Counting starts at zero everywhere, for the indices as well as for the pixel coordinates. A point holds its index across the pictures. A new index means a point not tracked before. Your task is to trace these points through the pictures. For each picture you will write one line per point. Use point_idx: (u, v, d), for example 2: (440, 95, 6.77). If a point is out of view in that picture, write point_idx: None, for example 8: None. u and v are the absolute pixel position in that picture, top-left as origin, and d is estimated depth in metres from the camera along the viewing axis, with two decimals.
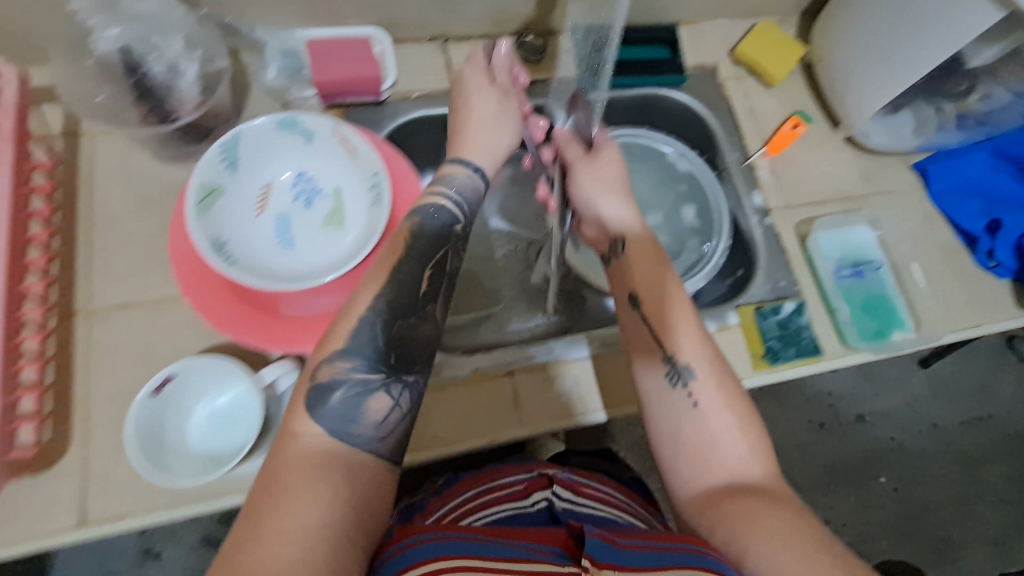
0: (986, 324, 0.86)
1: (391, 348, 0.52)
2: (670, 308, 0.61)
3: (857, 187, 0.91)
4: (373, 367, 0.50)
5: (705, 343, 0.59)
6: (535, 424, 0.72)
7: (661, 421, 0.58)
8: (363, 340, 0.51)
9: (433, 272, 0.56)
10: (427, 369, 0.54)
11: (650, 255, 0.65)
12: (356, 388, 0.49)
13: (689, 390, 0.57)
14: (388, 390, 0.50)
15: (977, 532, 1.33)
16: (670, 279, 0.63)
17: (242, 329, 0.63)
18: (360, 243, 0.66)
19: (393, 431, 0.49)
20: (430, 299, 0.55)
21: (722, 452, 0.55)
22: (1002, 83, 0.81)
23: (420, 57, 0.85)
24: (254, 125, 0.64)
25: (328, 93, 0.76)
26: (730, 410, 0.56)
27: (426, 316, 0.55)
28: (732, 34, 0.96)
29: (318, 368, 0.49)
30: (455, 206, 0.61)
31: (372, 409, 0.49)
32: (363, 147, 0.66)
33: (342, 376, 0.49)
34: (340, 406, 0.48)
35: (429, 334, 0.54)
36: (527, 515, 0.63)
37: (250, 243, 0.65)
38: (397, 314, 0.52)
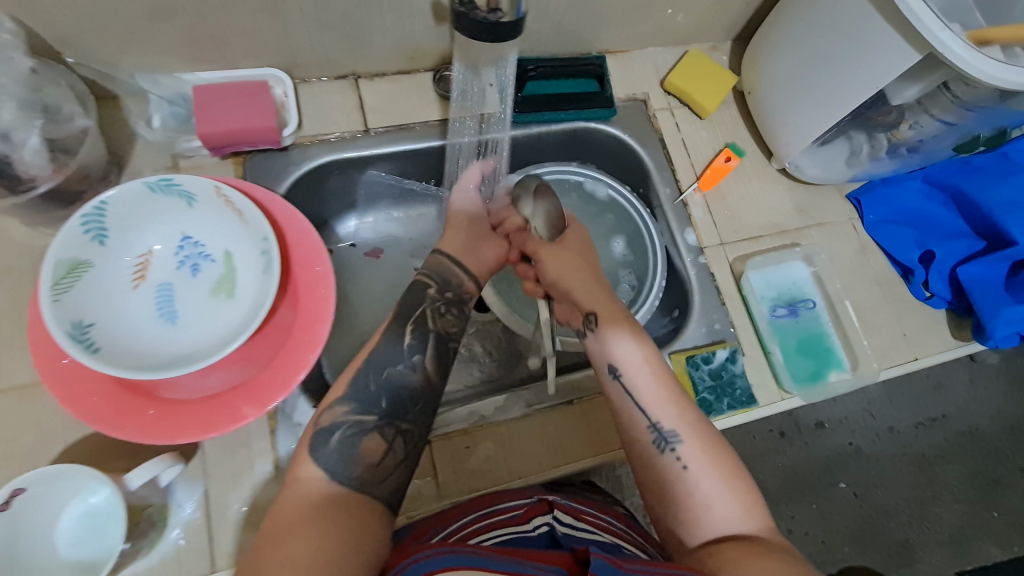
0: (923, 357, 0.84)
1: (382, 392, 0.60)
2: (648, 376, 0.62)
3: (792, 220, 0.89)
4: (368, 408, 0.58)
5: (684, 410, 0.60)
6: (453, 495, 0.68)
7: (655, 488, 0.58)
8: (359, 391, 0.59)
9: (415, 329, 0.64)
10: (424, 417, 0.61)
11: (624, 325, 0.65)
12: (352, 429, 0.57)
13: (677, 453, 0.58)
14: (382, 432, 0.58)
15: (936, 531, 1.28)
16: (648, 348, 0.64)
17: (119, 422, 0.56)
18: (249, 316, 0.60)
19: (389, 474, 0.57)
20: (417, 351, 0.63)
21: (711, 512, 0.55)
22: (930, 112, 0.74)
23: (330, 96, 0.79)
24: (121, 190, 0.57)
25: (220, 145, 0.70)
26: (715, 468, 0.57)
27: (414, 366, 0.62)
28: (663, 63, 0.92)
29: (321, 414, 0.58)
30: (433, 280, 0.69)
31: (368, 449, 0.56)
32: (250, 211, 0.60)
33: (341, 419, 0.57)
34: (339, 448, 0.55)
35: (418, 383, 0.62)
36: (529, 539, 0.56)
37: (123, 321, 0.58)
38: (384, 363, 0.61)
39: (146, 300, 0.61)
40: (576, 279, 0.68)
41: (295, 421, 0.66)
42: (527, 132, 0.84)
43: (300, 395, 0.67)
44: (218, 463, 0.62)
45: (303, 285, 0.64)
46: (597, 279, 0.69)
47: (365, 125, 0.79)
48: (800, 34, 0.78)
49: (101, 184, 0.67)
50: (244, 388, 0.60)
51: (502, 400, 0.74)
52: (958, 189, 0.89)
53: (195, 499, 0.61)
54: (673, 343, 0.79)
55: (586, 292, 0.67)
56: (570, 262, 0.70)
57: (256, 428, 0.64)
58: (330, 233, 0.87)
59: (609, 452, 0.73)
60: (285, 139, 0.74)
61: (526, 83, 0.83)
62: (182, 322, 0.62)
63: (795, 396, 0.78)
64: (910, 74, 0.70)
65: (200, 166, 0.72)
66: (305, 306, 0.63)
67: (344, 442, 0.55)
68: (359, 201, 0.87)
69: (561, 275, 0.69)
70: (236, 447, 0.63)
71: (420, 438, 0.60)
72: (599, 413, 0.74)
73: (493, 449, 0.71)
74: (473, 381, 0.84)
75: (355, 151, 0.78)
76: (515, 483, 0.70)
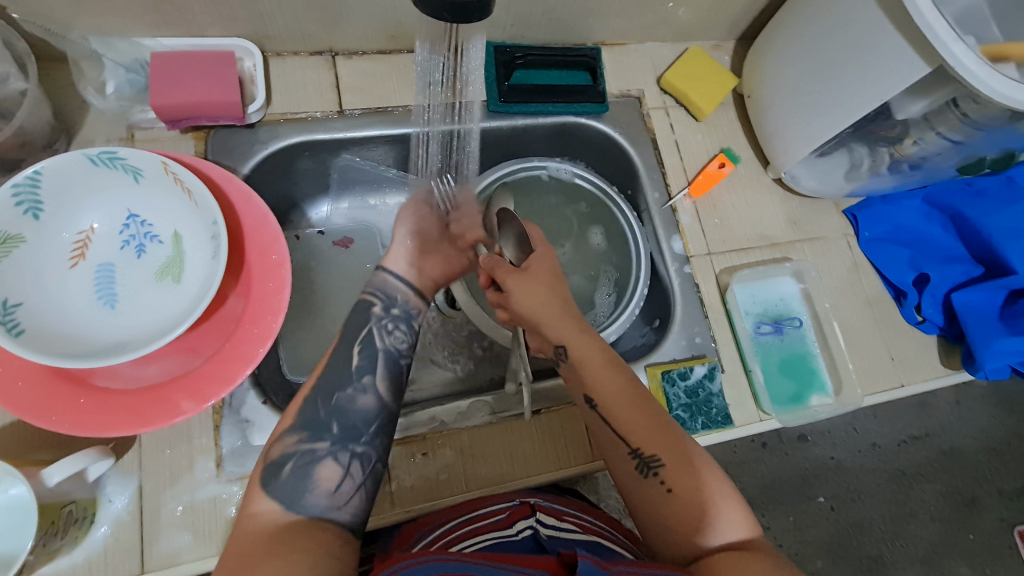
0: (909, 383, 0.81)
1: (333, 417, 0.56)
2: (625, 401, 0.59)
3: (784, 232, 0.85)
4: (318, 436, 0.54)
5: (665, 430, 0.57)
6: (405, 505, 0.64)
7: (644, 513, 0.55)
8: (308, 417, 0.55)
9: (362, 347, 0.60)
10: (380, 437, 0.57)
11: (597, 353, 0.61)
12: (304, 458, 0.53)
13: (661, 477, 0.55)
14: (336, 458, 0.54)
15: (910, 550, 1.25)
16: (622, 373, 0.60)
17: (45, 410, 0.52)
18: (194, 303, 0.56)
19: (349, 498, 0.53)
20: (367, 371, 0.59)
21: (704, 528, 0.52)
22: (937, 129, 0.70)
23: (303, 72, 0.74)
24: (58, 160, 0.52)
25: (178, 117, 0.66)
26: (703, 486, 0.54)
27: (364, 388, 0.58)
28: (661, 59, 0.88)
29: (271, 446, 0.54)
30: (377, 297, 0.64)
31: (323, 477, 0.52)
32: (199, 191, 0.56)
33: (292, 449, 0.53)
34: (291, 480, 0.51)
35: (370, 404, 0.58)
36: (512, 545, 0.53)
37: (54, 302, 0.54)
38: (334, 387, 0.57)
39: (85, 281, 0.57)
40: (547, 313, 0.62)
41: (242, 417, 0.62)
42: (512, 125, 0.80)
43: (249, 389, 0.63)
44: (155, 458, 0.59)
45: (256, 274, 0.60)
46: (569, 311, 0.63)
47: (339, 106, 0.75)
48: (807, 37, 0.73)
49: (46, 152, 0.62)
50: (183, 381, 0.56)
51: (465, 405, 0.71)
52: (958, 211, 0.85)
53: (128, 494, 0.57)
54: (650, 355, 0.75)
55: (557, 324, 0.61)
56: (538, 292, 0.62)
57: (198, 422, 0.61)
58: (299, 217, 0.82)
59: (575, 465, 0.70)
60: (251, 116, 0.70)
61: (513, 72, 0.79)
62: (122, 306, 0.57)
63: (774, 418, 0.74)
64: (917, 89, 0.66)
65: (157, 138, 0.67)
66: (256, 297, 0.59)
67: (298, 472, 0.52)
68: (331, 186, 0.82)
69: (531, 311, 0.62)
70: (176, 441, 0.60)
71: (377, 461, 0.56)
72: (568, 423, 0.71)
73: (451, 457, 0.67)
74: (440, 380, 0.80)
75: (326, 133, 0.73)
76: (472, 495, 0.66)
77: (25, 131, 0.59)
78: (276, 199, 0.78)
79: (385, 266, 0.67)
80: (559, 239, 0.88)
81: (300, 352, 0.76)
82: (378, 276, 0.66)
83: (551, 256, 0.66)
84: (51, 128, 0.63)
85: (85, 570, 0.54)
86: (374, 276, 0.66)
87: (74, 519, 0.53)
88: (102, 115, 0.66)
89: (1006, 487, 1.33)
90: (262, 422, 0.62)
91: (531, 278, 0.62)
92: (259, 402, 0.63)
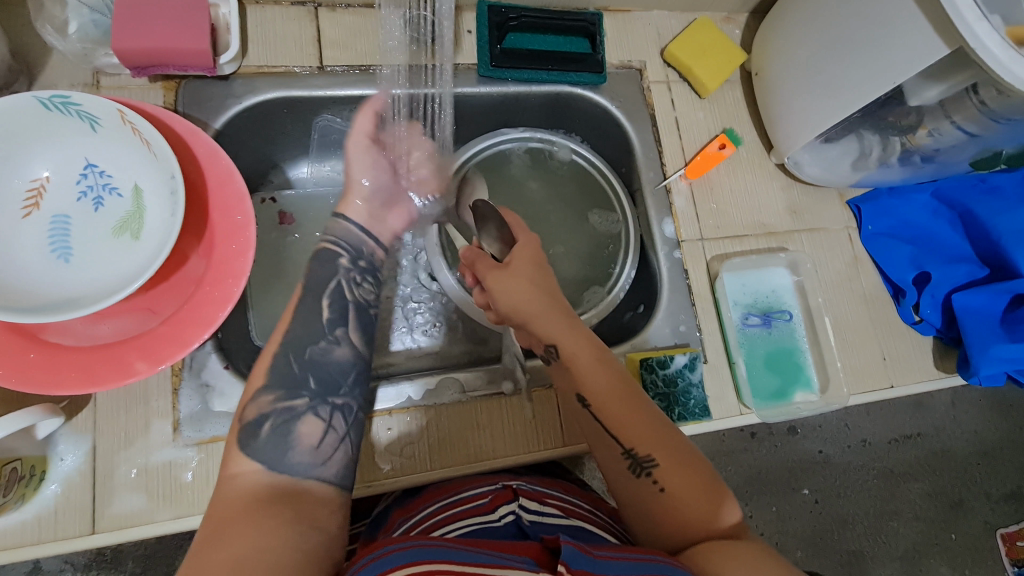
0: (899, 384, 0.78)
1: (307, 372, 0.54)
2: (617, 401, 0.56)
3: (783, 221, 0.81)
4: (294, 393, 0.52)
5: (659, 429, 0.55)
6: (366, 480, 0.63)
7: (634, 510, 0.54)
8: (281, 373, 0.53)
9: (332, 299, 0.58)
10: (359, 387, 0.56)
11: (588, 350, 0.58)
12: (282, 416, 0.51)
13: (653, 476, 0.53)
14: (316, 412, 0.52)
15: (890, 547, 1.24)
16: (616, 372, 0.58)
17: None
18: (150, 259, 0.54)
19: (333, 453, 0.51)
20: (338, 323, 0.57)
21: (695, 523, 0.51)
22: (952, 118, 0.66)
23: (284, 23, 0.70)
24: (9, 104, 0.49)
25: (143, 64, 0.62)
26: (696, 484, 0.53)
27: (338, 340, 0.56)
28: (667, 30, 0.83)
29: (245, 407, 0.51)
30: (342, 248, 0.62)
31: (304, 433, 0.51)
32: (157, 143, 0.53)
33: (268, 408, 0.51)
34: (270, 437, 0.50)
35: (345, 355, 0.56)
36: (494, 531, 0.51)
37: (5, 253, 0.52)
38: (305, 342, 0.55)
39: (39, 232, 0.54)
40: (536, 309, 0.59)
41: (202, 381, 0.60)
42: (503, 91, 0.75)
43: (211, 353, 0.62)
44: (109, 418, 0.57)
45: (219, 235, 0.57)
46: (556, 303, 0.60)
47: (321, 62, 0.71)
48: (835, 9, 0.67)
49: (3, 94, 0.59)
50: (138, 341, 0.54)
51: (434, 382, 0.68)
52: (968, 209, 0.81)
53: (80, 453, 0.56)
54: (632, 341, 0.72)
55: (546, 320, 0.59)
56: (523, 288, 0.59)
57: (156, 384, 0.59)
58: (279, 177, 0.79)
59: (545, 449, 0.68)
60: (224, 68, 0.66)
61: (507, 35, 0.75)
62: (77, 261, 0.55)
63: (754, 412, 0.72)
64: (933, 73, 0.62)
65: (124, 86, 0.64)
66: (218, 259, 0.57)
67: (277, 429, 0.50)
68: (313, 147, 0.78)
69: (517, 305, 0.59)
70: (133, 403, 0.58)
71: (358, 410, 0.55)
72: (541, 406, 0.69)
73: (416, 432, 0.66)
74: (416, 356, 0.78)
75: (305, 89, 0.69)
76: (436, 473, 0.64)
77: None
78: (254, 157, 0.75)
79: (342, 211, 0.65)
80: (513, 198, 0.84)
81: (271, 318, 0.73)
82: (337, 222, 0.64)
83: (533, 245, 0.63)
84: (8, 68, 0.60)
85: (34, 527, 0.53)
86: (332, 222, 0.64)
87: (18, 476, 0.51)
88: (65, 58, 0.63)
89: (993, 490, 1.31)
90: (222, 387, 0.60)
91: (513, 275, 0.59)
92: (220, 366, 0.62)
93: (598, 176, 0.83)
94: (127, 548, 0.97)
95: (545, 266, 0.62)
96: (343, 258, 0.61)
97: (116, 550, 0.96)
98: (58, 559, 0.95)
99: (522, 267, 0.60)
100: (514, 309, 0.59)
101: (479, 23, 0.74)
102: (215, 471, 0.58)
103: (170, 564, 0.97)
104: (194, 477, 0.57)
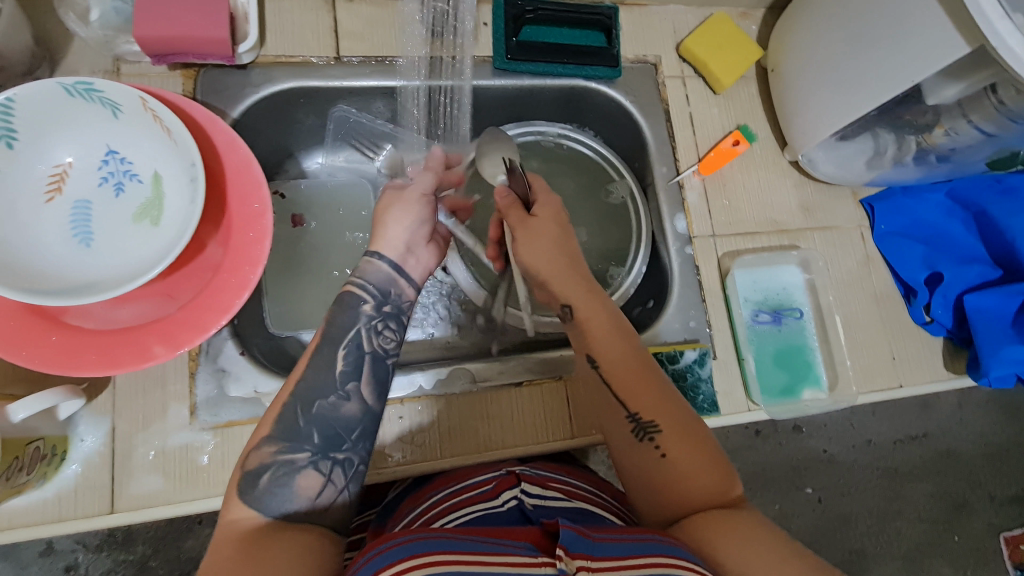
0: (909, 385, 0.78)
1: (314, 426, 0.50)
2: (627, 365, 0.57)
3: (795, 219, 0.81)
4: (298, 446, 0.49)
5: (664, 397, 0.56)
6: (376, 467, 0.64)
7: (635, 477, 0.54)
8: (286, 426, 0.50)
9: (349, 351, 0.54)
10: (364, 442, 0.52)
11: (603, 315, 0.59)
12: (283, 469, 0.48)
13: (656, 441, 0.54)
14: (317, 467, 0.49)
15: (893, 547, 1.25)
16: (627, 339, 0.59)
17: (16, 345, 0.51)
18: (170, 246, 0.54)
19: (332, 502, 0.49)
20: (351, 377, 0.53)
21: (693, 490, 0.52)
22: (970, 117, 0.65)
23: (301, 13, 0.71)
24: (34, 89, 0.50)
25: (163, 52, 0.63)
26: (697, 452, 0.53)
27: (349, 395, 0.53)
28: (683, 25, 0.83)
29: (246, 456, 0.49)
30: (370, 294, 0.57)
31: (303, 486, 0.48)
32: (179, 132, 0.54)
33: (269, 460, 0.48)
34: (269, 489, 0.47)
35: (354, 411, 0.52)
36: (496, 516, 0.51)
37: (29, 237, 0.53)
38: (315, 393, 0.51)
39: (61, 217, 0.55)
40: (555, 271, 0.60)
41: (218, 366, 0.61)
42: (518, 84, 0.76)
43: (227, 339, 0.62)
44: (128, 401, 0.58)
45: (237, 222, 0.58)
46: (574, 265, 0.61)
47: (337, 52, 0.71)
48: (861, 4, 0.66)
49: (26, 79, 0.60)
50: (157, 326, 0.55)
51: (445, 372, 0.69)
52: (983, 209, 0.81)
53: (100, 434, 0.57)
54: (642, 336, 0.73)
55: (563, 280, 0.60)
56: (546, 250, 0.61)
57: (173, 368, 0.60)
58: (293, 167, 0.80)
59: (553, 441, 0.69)
60: (242, 57, 0.67)
61: (523, 28, 0.75)
62: (98, 247, 0.56)
63: (762, 408, 0.72)
64: (952, 71, 0.61)
65: (144, 73, 0.65)
66: (235, 246, 0.58)
67: (276, 482, 0.47)
68: (327, 137, 0.79)
69: (538, 265, 0.61)
70: (151, 386, 0.59)
71: (360, 464, 0.52)
72: (549, 398, 0.70)
73: (426, 422, 0.66)
74: (428, 346, 0.79)
75: (321, 80, 0.70)
76: (446, 462, 0.65)
77: (3, 55, 0.57)
78: (269, 147, 0.75)
79: (375, 249, 0.59)
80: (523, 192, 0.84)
81: (284, 306, 0.74)
82: (366, 260, 0.58)
83: (555, 204, 0.64)
84: (32, 55, 0.60)
85: (55, 505, 0.55)
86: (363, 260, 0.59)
87: (41, 455, 0.52)
88: (86, 45, 0.64)
89: (998, 493, 1.31)
90: (239, 373, 0.61)
91: (538, 235, 0.61)
92: (236, 352, 0.62)
93: (608, 168, 0.84)
94: (138, 529, 0.99)
95: (568, 227, 0.63)
96: (366, 307, 0.56)
97: (127, 531, 0.98)
98: (71, 539, 0.97)
99: (544, 224, 0.61)
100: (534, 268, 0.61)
101: (495, 15, 0.74)
102: (230, 455, 0.59)
103: (181, 546, 0.99)
104: (210, 460, 0.58)
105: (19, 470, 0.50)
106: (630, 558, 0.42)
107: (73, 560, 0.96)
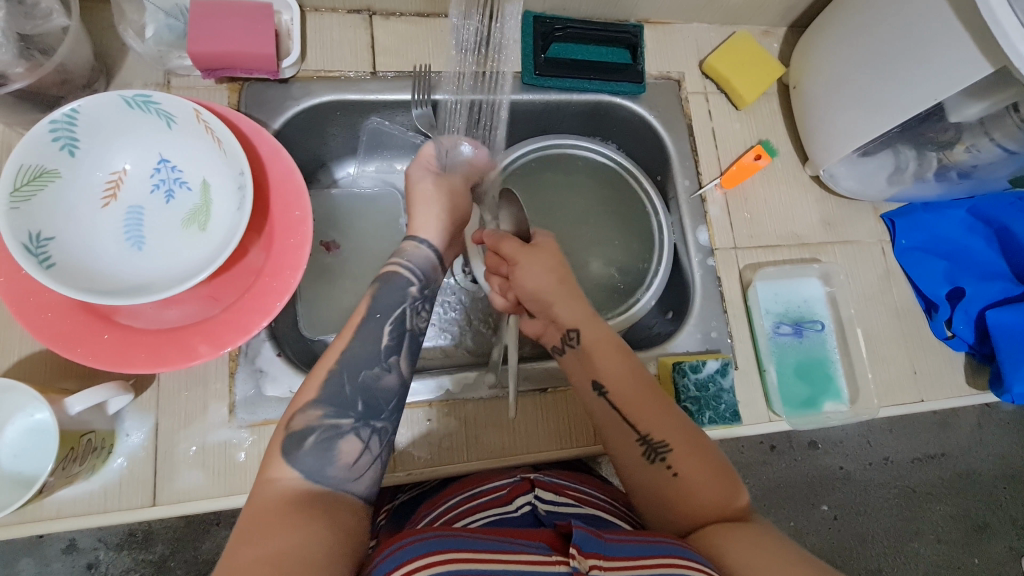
0: (931, 399, 0.78)
1: (358, 394, 0.52)
2: (634, 390, 0.58)
3: (816, 233, 0.82)
4: (343, 411, 0.51)
5: (673, 418, 0.57)
6: (404, 468, 0.65)
7: (646, 497, 0.55)
8: (332, 392, 0.51)
9: (393, 326, 0.56)
10: (399, 413, 0.54)
11: (606, 338, 0.61)
12: (326, 432, 0.49)
13: (668, 461, 0.55)
14: (358, 433, 0.50)
15: (910, 567, 1.23)
16: (633, 366, 0.60)
17: (71, 342, 0.54)
18: (217, 251, 0.57)
19: (365, 472, 0.50)
20: (394, 351, 0.55)
21: (704, 506, 0.53)
22: (992, 135, 0.66)
23: (341, 30, 0.74)
24: (96, 100, 0.53)
25: (212, 66, 0.66)
26: (706, 469, 0.54)
27: (390, 367, 0.55)
28: (706, 43, 0.85)
29: (292, 417, 0.50)
30: (413, 275, 0.60)
31: (344, 451, 0.49)
32: (227, 140, 0.57)
33: (315, 422, 0.50)
34: (310, 454, 0.48)
35: (393, 383, 0.54)
36: (511, 520, 0.52)
37: (83, 238, 0.55)
38: (361, 364, 0.53)
39: (116, 221, 0.58)
40: (558, 293, 0.62)
41: (256, 367, 0.64)
42: (545, 99, 0.78)
43: (264, 341, 0.65)
44: (171, 398, 0.61)
45: (278, 229, 0.61)
46: (575, 291, 0.64)
47: (373, 67, 0.74)
48: (878, 22, 0.68)
49: (85, 92, 0.64)
50: (202, 328, 0.57)
51: (470, 377, 0.70)
52: (1004, 226, 0.81)
53: (144, 430, 0.59)
54: (664, 345, 0.74)
55: (567, 306, 0.62)
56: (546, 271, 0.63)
57: (215, 368, 0.62)
58: (327, 176, 0.83)
59: (576, 446, 0.70)
60: (285, 71, 0.70)
61: (551, 44, 0.77)
62: (150, 250, 0.59)
63: (783, 420, 0.73)
64: (975, 90, 0.63)
65: (193, 87, 0.69)
66: (277, 253, 0.60)
67: (321, 445, 0.48)
68: (360, 148, 0.81)
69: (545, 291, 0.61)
70: (193, 384, 0.62)
71: (393, 434, 0.53)
72: (571, 406, 0.71)
73: (453, 426, 0.68)
74: (453, 353, 0.80)
75: (358, 94, 0.73)
76: (471, 465, 0.67)
77: (67, 70, 0.61)
78: (306, 157, 0.79)
79: (417, 235, 0.63)
80: (539, 205, 0.86)
81: (317, 310, 0.76)
82: (410, 244, 0.63)
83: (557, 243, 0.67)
84: (91, 68, 0.64)
85: (101, 497, 0.57)
86: (403, 244, 0.63)
87: (92, 448, 0.55)
88: (140, 59, 0.68)
89: (1020, 516, 1.29)
90: (275, 373, 0.64)
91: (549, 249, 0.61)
92: (273, 354, 0.65)
93: (630, 181, 0.85)
94: (158, 530, 1.01)
95: None
96: (412, 288, 0.59)
97: (146, 530, 1.00)
98: (93, 537, 0.99)
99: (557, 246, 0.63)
100: (535, 293, 0.63)
101: (525, 33, 0.76)
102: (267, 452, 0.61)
103: (198, 547, 1.01)
104: (247, 457, 0.60)
105: (73, 461, 0.53)
106: (643, 559, 0.43)
107: (94, 559, 0.98)
